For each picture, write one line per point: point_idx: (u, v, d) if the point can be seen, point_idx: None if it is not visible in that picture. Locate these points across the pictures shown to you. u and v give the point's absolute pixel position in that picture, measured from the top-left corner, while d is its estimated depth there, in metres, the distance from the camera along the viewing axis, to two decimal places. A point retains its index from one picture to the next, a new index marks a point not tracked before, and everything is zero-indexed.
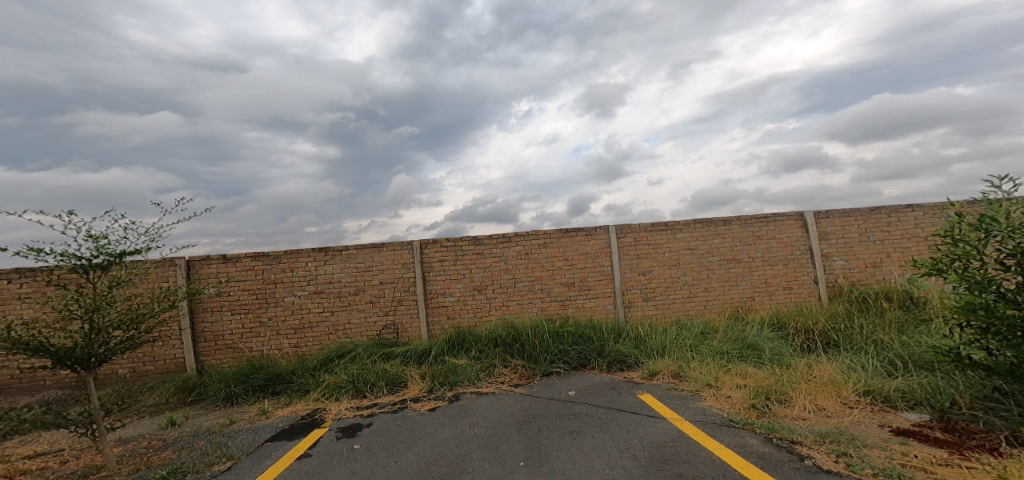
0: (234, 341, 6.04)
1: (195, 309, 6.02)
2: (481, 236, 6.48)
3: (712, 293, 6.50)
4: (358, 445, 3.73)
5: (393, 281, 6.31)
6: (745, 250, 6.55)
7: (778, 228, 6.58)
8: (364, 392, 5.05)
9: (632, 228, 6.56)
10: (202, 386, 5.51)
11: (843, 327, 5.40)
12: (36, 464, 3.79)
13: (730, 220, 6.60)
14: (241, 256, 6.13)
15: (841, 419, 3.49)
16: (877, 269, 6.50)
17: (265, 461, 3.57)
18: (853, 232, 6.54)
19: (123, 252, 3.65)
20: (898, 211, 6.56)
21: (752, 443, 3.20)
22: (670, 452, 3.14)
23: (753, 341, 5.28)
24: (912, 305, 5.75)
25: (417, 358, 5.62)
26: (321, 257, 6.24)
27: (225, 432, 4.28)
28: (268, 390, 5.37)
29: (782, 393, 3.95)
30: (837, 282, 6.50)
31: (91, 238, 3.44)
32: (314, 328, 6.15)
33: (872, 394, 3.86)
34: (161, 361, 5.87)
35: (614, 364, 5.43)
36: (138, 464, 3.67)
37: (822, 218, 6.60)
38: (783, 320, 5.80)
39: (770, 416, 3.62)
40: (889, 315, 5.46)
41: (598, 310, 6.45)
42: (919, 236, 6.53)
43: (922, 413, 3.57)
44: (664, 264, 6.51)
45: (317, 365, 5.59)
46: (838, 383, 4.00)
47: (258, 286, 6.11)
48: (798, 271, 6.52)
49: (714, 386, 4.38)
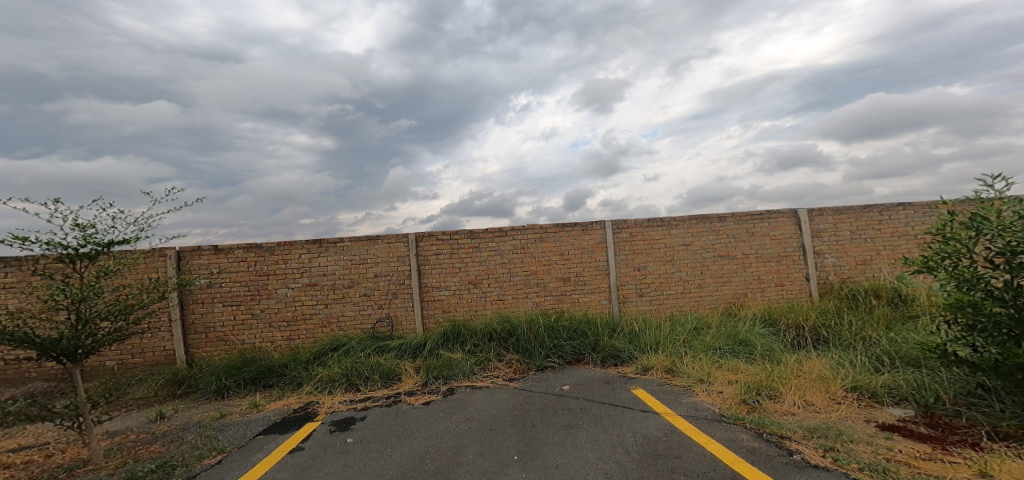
0: (225, 333, 6.00)
1: (185, 301, 5.96)
2: (477, 230, 6.46)
3: (705, 289, 6.54)
4: (352, 438, 3.74)
5: (388, 274, 6.28)
6: (739, 246, 6.59)
7: (772, 225, 6.62)
8: (358, 385, 5.03)
9: (628, 223, 6.58)
10: (192, 379, 5.47)
11: (833, 323, 5.45)
12: (21, 458, 3.76)
13: (725, 216, 6.62)
14: (233, 247, 6.09)
15: (829, 414, 3.54)
16: (867, 266, 6.57)
17: (256, 454, 3.56)
18: (845, 230, 6.59)
19: (111, 241, 3.60)
20: (890, 209, 6.62)
21: (743, 438, 3.23)
22: (662, 447, 3.17)
23: (745, 337, 5.32)
24: (900, 302, 5.82)
25: (412, 351, 5.64)
26: (315, 249, 6.20)
27: (216, 425, 4.26)
28: (260, 383, 5.35)
29: (773, 389, 3.99)
30: (828, 279, 6.55)
31: (78, 227, 3.38)
32: (307, 321, 6.12)
33: (859, 390, 3.91)
34: (150, 353, 5.83)
35: (608, 358, 5.45)
36: (126, 457, 3.65)
37: (815, 215, 6.65)
38: (775, 316, 5.87)
39: (760, 411, 3.67)
40: (878, 312, 5.53)
41: (592, 305, 6.46)
42: (910, 234, 6.59)
43: (907, 408, 3.61)
44: (658, 260, 6.53)
45: (310, 358, 5.58)
46: (827, 379, 4.05)
47: (250, 278, 6.07)
48: (790, 267, 6.58)
49: (706, 381, 4.42)
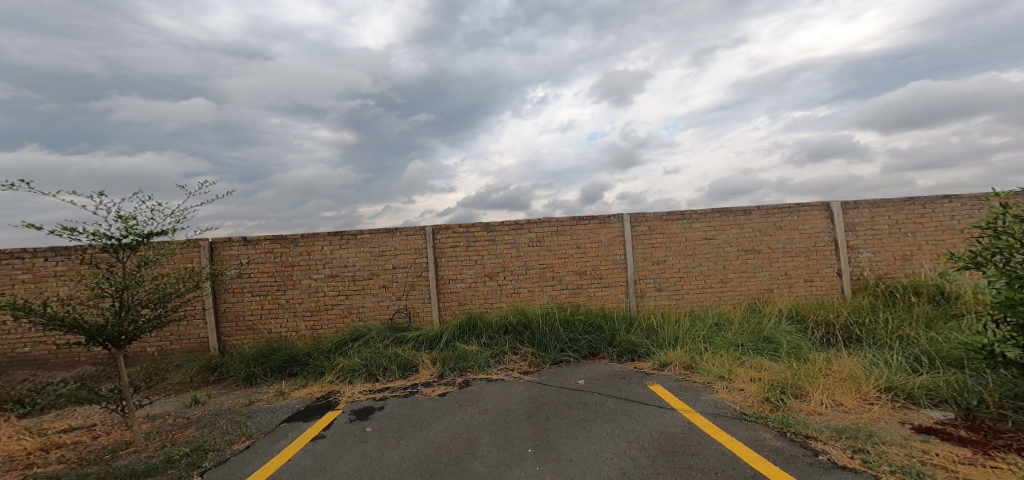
0: (254, 322, 6.19)
1: (218, 290, 6.18)
2: (493, 222, 6.45)
3: (728, 284, 6.38)
4: (371, 427, 3.81)
5: (406, 266, 6.35)
6: (765, 241, 6.38)
7: (802, 219, 6.39)
8: (376, 376, 5.12)
9: (647, 216, 6.45)
10: (224, 366, 5.67)
11: (867, 321, 5.22)
12: (72, 438, 3.98)
13: (750, 209, 6.42)
14: (261, 238, 6.26)
15: (859, 415, 3.41)
16: (907, 262, 6.27)
17: (281, 441, 3.67)
18: (882, 224, 6.31)
19: (150, 232, 3.75)
20: (933, 202, 6.29)
21: (765, 437, 3.14)
22: (679, 444, 3.11)
23: (770, 334, 5.16)
24: (942, 301, 5.53)
25: (429, 343, 5.70)
26: (337, 240, 6.32)
27: (244, 411, 4.41)
28: (286, 372, 5.50)
29: (799, 388, 3.86)
30: (862, 275, 6.30)
31: (121, 219, 3.54)
32: (329, 311, 6.26)
33: (894, 390, 3.75)
34: (187, 340, 6.07)
35: (624, 353, 5.37)
36: (164, 441, 3.82)
37: (850, 208, 6.37)
38: (803, 313, 5.68)
39: (784, 410, 3.56)
40: (918, 310, 5.27)
41: (609, 299, 6.39)
42: (956, 228, 6.26)
43: (946, 410, 3.44)
44: (679, 254, 6.40)
45: (332, 348, 5.71)
46: (859, 379, 3.89)
47: (276, 269, 6.23)
48: (821, 263, 6.34)
49: (727, 378, 4.32)
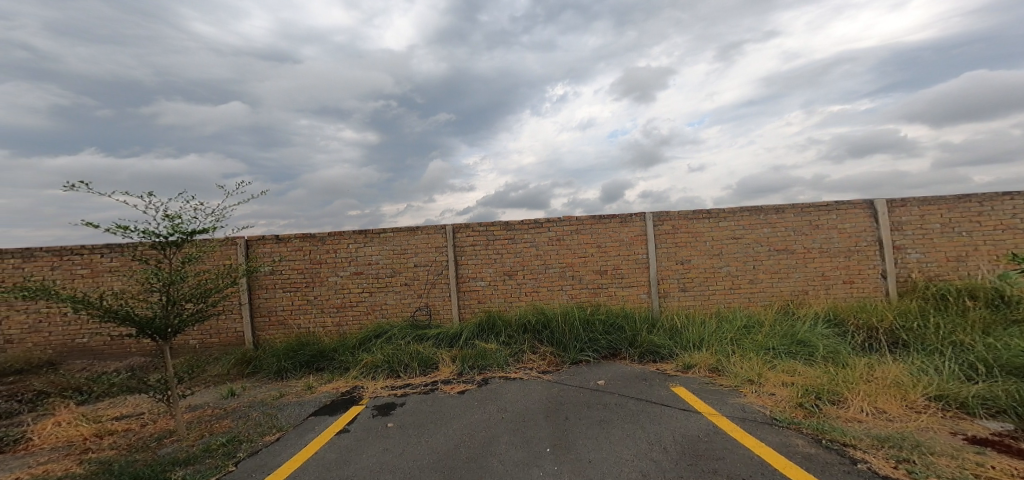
0: (285, 317, 6.38)
1: (253, 286, 6.40)
2: (512, 221, 6.42)
3: (758, 285, 6.15)
4: (392, 423, 3.86)
5: (427, 264, 6.41)
6: (800, 240, 6.12)
7: (840, 217, 6.09)
8: (398, 372, 5.19)
9: (671, 215, 6.29)
10: (257, 360, 5.86)
11: (915, 326, 4.92)
12: (122, 426, 4.20)
13: (784, 208, 6.17)
14: (292, 236, 6.44)
15: (905, 424, 3.21)
16: (960, 263, 5.89)
17: (308, 434, 3.76)
18: (933, 223, 5.94)
19: (193, 230, 3.91)
20: (991, 200, 5.88)
21: (798, 443, 3.00)
22: (704, 448, 3.01)
23: (804, 337, 4.95)
24: (1002, 305, 5.15)
25: (449, 341, 5.73)
26: (361, 239, 6.43)
27: (276, 404, 4.55)
28: (313, 366, 5.64)
29: (836, 394, 3.67)
30: (910, 277, 5.95)
31: (168, 217, 3.69)
32: (354, 307, 6.39)
33: (945, 399, 3.51)
34: (225, 334, 6.31)
35: (646, 354, 5.24)
36: (203, 430, 3.97)
37: (897, 206, 6.03)
38: (841, 316, 5.42)
39: (818, 416, 3.39)
40: (972, 315, 4.91)
41: (631, 299, 6.27)
42: (1018, 228, 5.83)
43: (1005, 422, 3.20)
44: (705, 253, 6.21)
45: (356, 344, 5.82)
46: (904, 386, 3.67)
47: (305, 266, 6.40)
48: (862, 264, 6.03)
49: (756, 382, 4.15)
